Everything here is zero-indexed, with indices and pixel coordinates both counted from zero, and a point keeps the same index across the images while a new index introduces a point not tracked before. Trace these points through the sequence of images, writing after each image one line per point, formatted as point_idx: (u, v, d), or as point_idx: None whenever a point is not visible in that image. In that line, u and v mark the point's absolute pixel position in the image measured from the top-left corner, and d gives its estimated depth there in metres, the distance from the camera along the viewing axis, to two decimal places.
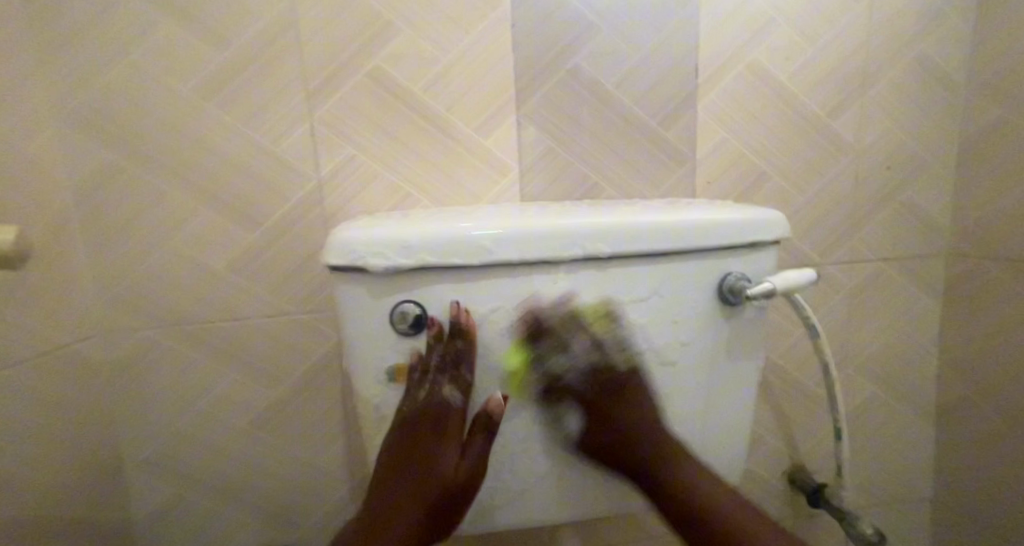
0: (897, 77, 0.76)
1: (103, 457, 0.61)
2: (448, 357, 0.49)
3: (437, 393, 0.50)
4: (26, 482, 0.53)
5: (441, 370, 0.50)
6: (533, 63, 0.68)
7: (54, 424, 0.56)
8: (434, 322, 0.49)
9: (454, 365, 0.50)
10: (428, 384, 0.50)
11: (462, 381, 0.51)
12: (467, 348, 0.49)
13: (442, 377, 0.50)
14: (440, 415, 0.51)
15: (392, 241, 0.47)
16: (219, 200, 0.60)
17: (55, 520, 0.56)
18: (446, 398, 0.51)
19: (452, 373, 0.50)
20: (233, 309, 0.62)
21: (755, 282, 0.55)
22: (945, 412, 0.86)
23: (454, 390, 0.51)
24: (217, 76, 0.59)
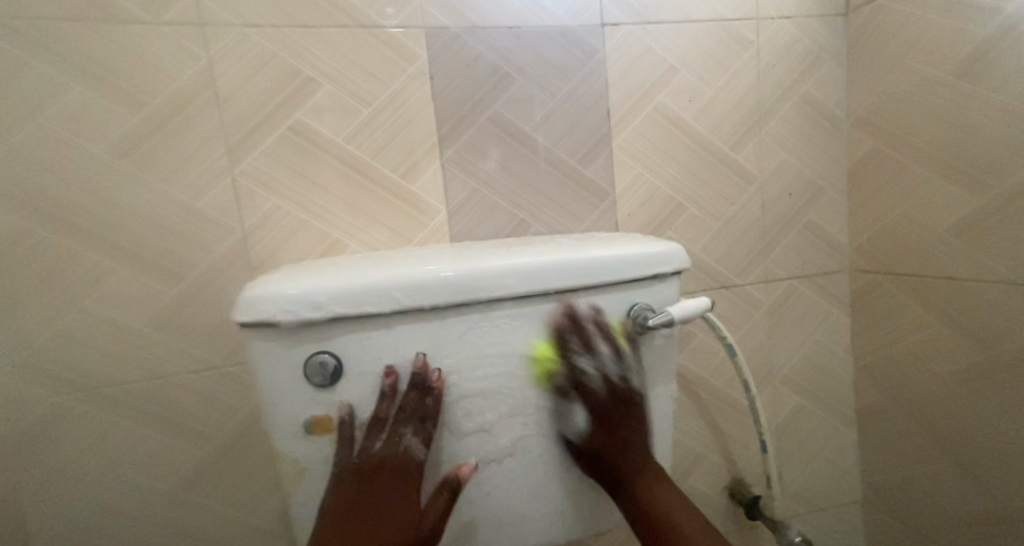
0: (788, 114, 0.84)
1: (7, 534, 0.58)
2: (410, 408, 0.48)
3: (400, 443, 0.49)
4: None
5: (407, 422, 0.49)
6: (455, 110, 0.71)
7: None
8: (392, 372, 0.48)
9: (422, 418, 0.49)
10: (392, 436, 0.49)
11: (427, 434, 0.50)
12: (431, 398, 0.49)
13: (407, 429, 0.49)
14: (401, 468, 0.49)
15: (298, 296, 0.45)
16: (138, 255, 0.61)
17: None
18: (409, 451, 0.49)
19: (418, 427, 0.49)
20: (155, 363, 0.62)
21: (658, 312, 0.54)
22: (864, 418, 0.91)
23: (418, 444, 0.50)
24: (134, 135, 0.60)
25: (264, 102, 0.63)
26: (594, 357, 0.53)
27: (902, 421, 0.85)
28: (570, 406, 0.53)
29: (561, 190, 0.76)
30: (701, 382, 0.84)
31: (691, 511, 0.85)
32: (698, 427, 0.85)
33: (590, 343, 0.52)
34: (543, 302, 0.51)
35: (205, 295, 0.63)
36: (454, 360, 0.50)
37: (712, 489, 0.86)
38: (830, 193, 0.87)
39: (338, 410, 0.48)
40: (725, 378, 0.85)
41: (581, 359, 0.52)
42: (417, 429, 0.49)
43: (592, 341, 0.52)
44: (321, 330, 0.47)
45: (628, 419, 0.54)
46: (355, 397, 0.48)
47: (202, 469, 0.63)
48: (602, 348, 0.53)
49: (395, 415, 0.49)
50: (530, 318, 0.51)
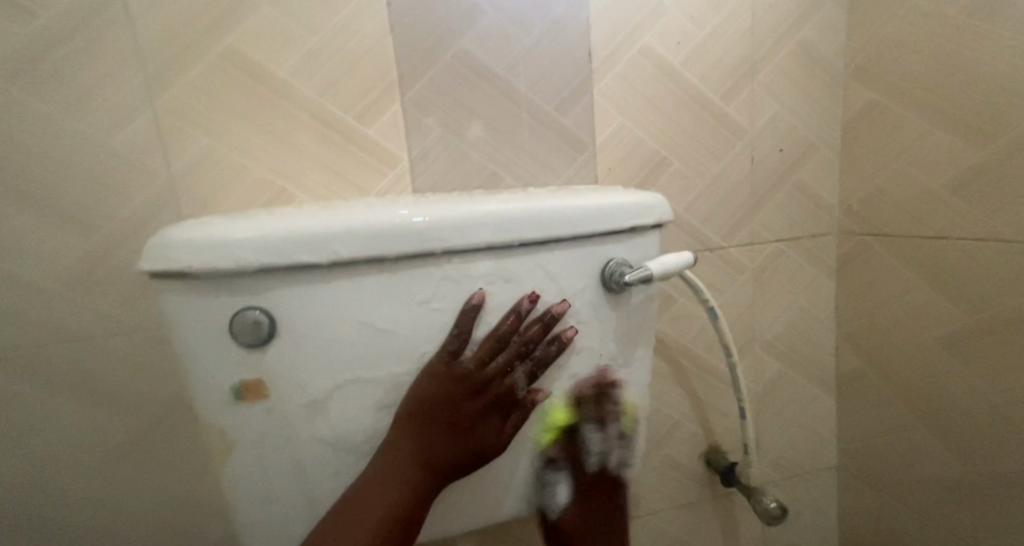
0: (783, 61, 0.77)
1: None
2: (534, 346, 0.45)
3: (509, 374, 0.45)
4: None
5: (528, 357, 0.45)
6: (414, 44, 0.63)
7: None
8: (535, 297, 0.45)
9: (539, 357, 0.46)
10: (508, 364, 0.45)
11: (534, 379, 0.46)
12: (553, 344, 0.46)
13: (521, 364, 0.45)
14: (495, 402, 0.45)
15: (217, 244, 0.38)
16: (44, 200, 0.53)
17: None
18: (511, 384, 0.45)
19: (532, 367, 0.46)
20: (71, 323, 0.55)
21: (636, 267, 0.47)
22: (845, 385, 0.88)
23: (522, 383, 0.46)
24: (31, 59, 0.51)
25: (189, 27, 0.55)
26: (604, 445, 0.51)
27: (886, 389, 0.81)
28: (558, 477, 0.51)
29: (535, 139, 0.69)
30: (682, 348, 0.79)
31: (669, 480, 0.82)
32: (676, 395, 0.80)
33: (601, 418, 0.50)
34: (511, 255, 0.44)
35: (129, 247, 0.55)
36: (416, 324, 0.42)
37: (689, 459, 0.82)
38: (823, 151, 0.81)
39: (474, 297, 0.43)
40: (707, 345, 0.80)
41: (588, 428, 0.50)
42: (533, 368, 0.46)
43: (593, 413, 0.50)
44: (246, 285, 0.39)
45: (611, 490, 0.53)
46: (292, 364, 0.40)
47: (132, 438, 0.57)
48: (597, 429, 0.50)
49: (516, 348, 0.45)
50: (499, 273, 0.44)
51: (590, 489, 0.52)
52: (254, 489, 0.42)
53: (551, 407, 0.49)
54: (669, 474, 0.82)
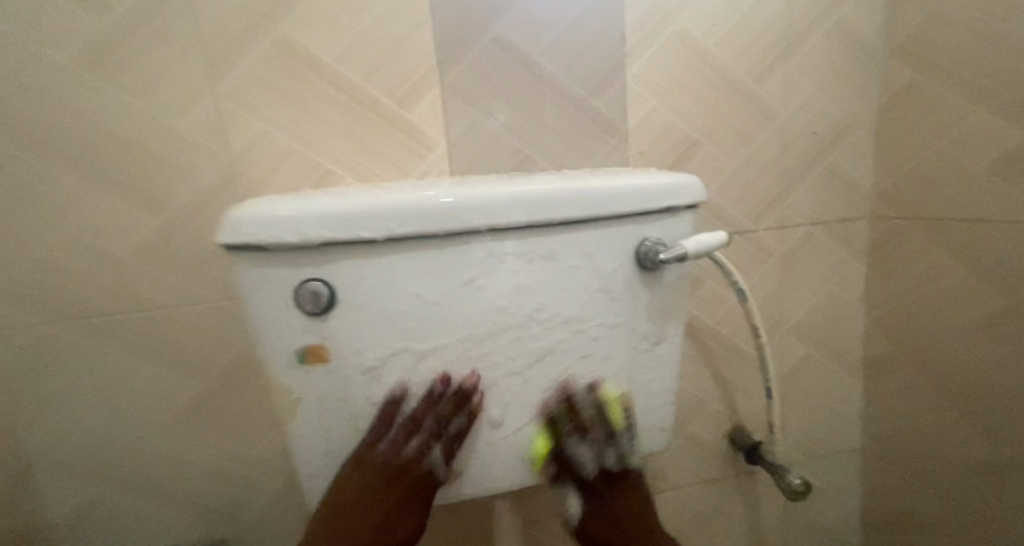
0: (818, 43, 0.77)
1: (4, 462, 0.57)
2: (447, 425, 0.46)
3: (425, 455, 0.46)
4: None
5: (442, 435, 0.46)
6: (455, 29, 0.65)
7: None
8: (445, 378, 0.46)
9: (454, 433, 0.47)
10: (421, 444, 0.46)
11: (453, 453, 0.47)
12: (469, 422, 0.46)
13: (436, 442, 0.46)
14: (416, 482, 0.47)
15: (285, 219, 0.41)
16: (114, 180, 0.57)
17: None
18: (429, 464, 0.47)
19: (448, 443, 0.47)
20: (141, 295, 0.59)
21: (670, 246, 0.49)
22: (872, 368, 0.88)
23: (440, 461, 0.47)
24: (103, 48, 0.55)
25: (246, 15, 0.58)
26: (598, 450, 0.50)
27: (916, 372, 0.82)
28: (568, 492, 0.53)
29: (569, 123, 0.71)
30: (710, 328, 0.81)
31: (694, 456, 0.84)
32: (703, 374, 0.82)
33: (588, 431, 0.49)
34: (553, 232, 0.46)
35: (192, 226, 0.60)
36: (464, 296, 0.45)
37: (715, 437, 0.84)
38: (856, 133, 0.81)
39: (394, 390, 0.45)
40: (735, 326, 0.82)
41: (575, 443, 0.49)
42: (448, 445, 0.47)
43: (579, 426, 0.49)
44: (308, 256, 0.42)
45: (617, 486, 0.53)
46: (349, 331, 0.44)
47: (195, 402, 0.62)
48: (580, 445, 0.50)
49: (430, 427, 0.46)
50: (542, 250, 0.46)
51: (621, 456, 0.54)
52: (315, 446, 0.46)
53: (530, 444, 0.49)
54: (695, 451, 0.84)
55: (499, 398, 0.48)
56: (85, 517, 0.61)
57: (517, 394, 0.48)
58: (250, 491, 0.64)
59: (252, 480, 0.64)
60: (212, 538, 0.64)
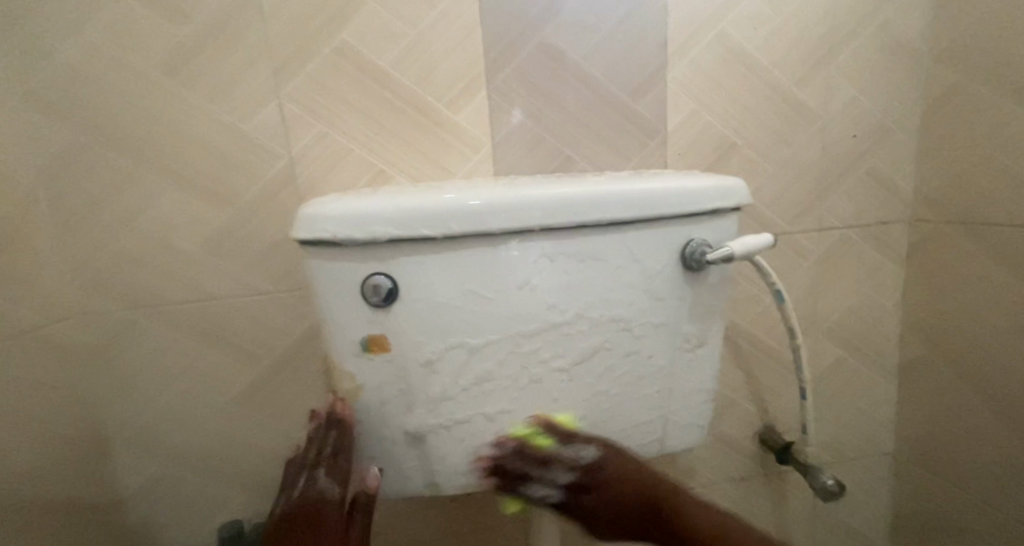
0: (861, 47, 0.78)
1: (93, 433, 0.62)
2: (324, 445, 0.47)
3: (310, 482, 0.44)
4: (27, 456, 0.54)
5: (321, 459, 0.45)
6: (503, 35, 0.68)
7: (46, 403, 0.57)
8: (317, 415, 0.51)
9: (331, 450, 0.46)
10: (306, 479, 0.45)
11: (339, 469, 0.45)
12: (340, 432, 0.47)
13: (319, 468, 0.45)
14: (316, 516, 0.42)
15: (356, 217, 0.44)
16: (185, 177, 0.61)
17: (52, 498, 0.57)
18: (318, 489, 0.43)
19: (331, 467, 0.45)
20: (207, 286, 0.63)
21: (716, 247, 0.51)
22: (907, 372, 0.88)
23: (328, 482, 0.44)
24: (180, 54, 0.59)
25: (309, 22, 0.61)
26: (546, 479, 0.44)
27: (953, 377, 0.82)
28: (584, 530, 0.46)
29: (609, 125, 0.73)
30: (744, 328, 0.82)
31: (725, 454, 0.85)
32: (736, 374, 0.83)
33: (523, 474, 0.45)
34: (604, 233, 0.48)
35: (254, 221, 0.63)
36: (519, 293, 0.47)
37: (745, 436, 0.85)
38: (898, 136, 0.82)
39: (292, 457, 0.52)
40: (770, 327, 0.83)
41: (529, 489, 0.45)
42: (330, 465, 0.45)
43: (517, 472, 0.45)
44: (375, 252, 0.45)
45: (611, 494, 0.44)
46: (410, 323, 0.46)
47: (255, 387, 0.66)
48: (534, 486, 0.45)
49: (314, 458, 0.47)
50: (592, 249, 0.48)
51: (661, 450, 0.56)
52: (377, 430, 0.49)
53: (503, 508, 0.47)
54: (725, 449, 0.85)
55: (547, 390, 0.50)
56: (156, 489, 0.66)
57: (564, 391, 0.50)
58: None
59: None
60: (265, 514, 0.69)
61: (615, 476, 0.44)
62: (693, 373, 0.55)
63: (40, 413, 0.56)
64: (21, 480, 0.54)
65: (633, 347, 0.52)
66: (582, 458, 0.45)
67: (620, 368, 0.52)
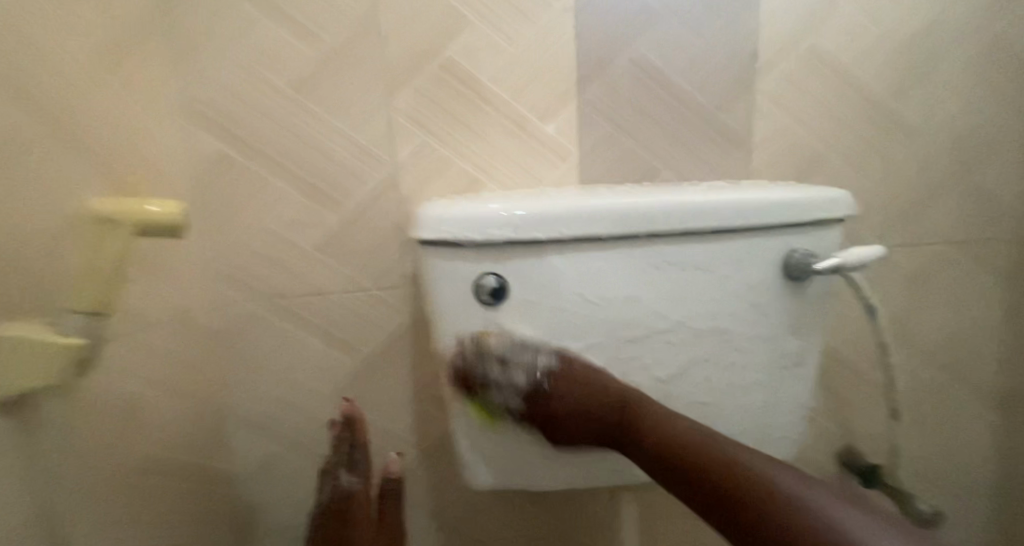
0: (965, 57, 0.75)
1: (216, 414, 0.68)
2: (343, 448, 0.60)
3: (337, 481, 0.60)
4: (178, 429, 0.60)
5: (341, 462, 0.60)
6: (599, 49, 0.70)
7: (190, 381, 0.62)
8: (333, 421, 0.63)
9: (348, 448, 0.60)
10: (332, 479, 0.60)
11: (354, 468, 0.60)
12: (354, 435, 0.60)
13: (339, 469, 0.60)
14: (346, 504, 0.59)
15: (474, 218, 0.47)
16: (302, 179, 0.66)
17: (193, 470, 0.62)
18: (343, 487, 0.59)
19: (349, 464, 0.60)
20: (315, 282, 0.68)
21: (821, 258, 0.51)
22: (1006, 399, 0.84)
23: (348, 482, 0.59)
24: (303, 67, 0.64)
25: (419, 39, 0.66)
26: (504, 382, 0.48)
27: None
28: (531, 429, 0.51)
29: (697, 136, 0.74)
30: (832, 344, 0.80)
31: (804, 472, 0.83)
32: (821, 391, 0.81)
33: (484, 375, 0.48)
34: (707, 240, 0.49)
35: (361, 223, 0.68)
36: (622, 296, 0.49)
37: (827, 455, 0.83)
38: (1002, 151, 0.78)
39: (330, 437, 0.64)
40: (862, 344, 0.80)
41: (488, 393, 0.49)
42: (349, 466, 0.59)
43: (479, 374, 0.48)
44: (489, 254, 0.48)
45: (569, 395, 0.48)
46: (516, 321, 0.49)
47: (354, 378, 0.71)
48: (493, 388, 0.48)
49: (334, 460, 0.61)
50: (696, 256, 0.49)
51: None
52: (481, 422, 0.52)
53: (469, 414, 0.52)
54: (805, 467, 0.83)
55: (642, 393, 0.51)
56: (260, 469, 0.71)
57: (659, 393, 0.51)
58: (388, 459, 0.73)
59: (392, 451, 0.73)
60: None
61: (568, 384, 0.48)
62: (790, 386, 0.54)
63: (188, 394, 0.62)
64: (173, 452, 0.59)
65: (733, 355, 0.52)
66: (539, 365, 0.48)
67: (718, 375, 0.52)
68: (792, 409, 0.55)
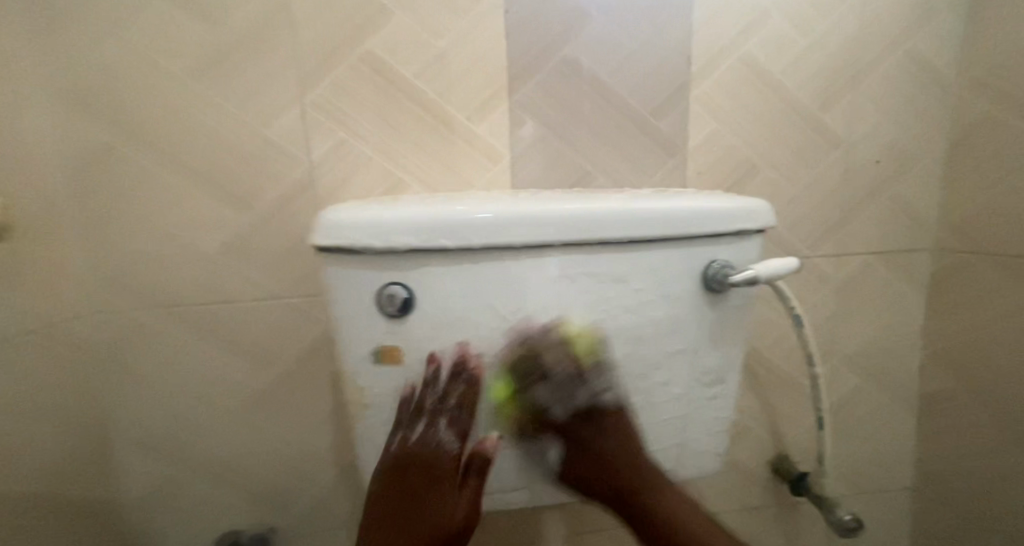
0: (888, 72, 0.77)
1: (96, 435, 0.62)
2: (449, 398, 0.46)
3: (431, 432, 0.46)
4: (30, 458, 0.54)
5: (445, 412, 0.46)
6: (529, 49, 0.68)
7: (50, 403, 0.57)
8: (432, 357, 0.46)
9: (454, 403, 0.46)
10: (427, 424, 0.46)
11: (460, 427, 0.47)
12: (467, 391, 0.46)
13: (439, 417, 0.46)
14: (433, 466, 0.46)
15: (375, 225, 0.43)
16: (206, 178, 0.62)
17: (56, 499, 0.57)
18: (438, 441, 0.46)
19: (452, 417, 0.46)
20: (220, 288, 0.63)
21: (739, 270, 0.50)
22: (928, 404, 0.86)
23: (449, 440, 0.46)
24: (205, 56, 0.60)
25: (336, 30, 0.62)
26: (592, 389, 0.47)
27: (976, 411, 0.79)
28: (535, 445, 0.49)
29: (631, 142, 0.73)
30: (761, 353, 0.80)
31: (735, 481, 0.83)
32: (751, 400, 0.81)
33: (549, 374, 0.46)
34: (624, 250, 0.47)
35: (273, 226, 0.64)
36: (534, 308, 0.47)
37: (757, 463, 0.83)
38: (924, 164, 0.80)
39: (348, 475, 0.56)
40: (788, 353, 0.81)
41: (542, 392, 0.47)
42: (454, 421, 0.46)
43: (559, 375, 0.46)
44: (393, 262, 0.45)
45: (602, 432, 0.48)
46: (423, 334, 0.46)
47: (264, 391, 0.66)
48: (580, 390, 0.47)
49: (432, 405, 0.46)
50: (612, 268, 0.47)
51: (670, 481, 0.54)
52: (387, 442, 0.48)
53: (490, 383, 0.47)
54: (736, 475, 0.83)
55: None
56: (157, 493, 0.66)
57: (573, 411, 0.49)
58: (303, 478, 0.68)
59: (309, 469, 0.68)
60: (268, 522, 0.68)
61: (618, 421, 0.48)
62: (705, 402, 0.53)
63: (51, 415, 0.57)
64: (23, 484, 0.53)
65: (650, 370, 0.50)
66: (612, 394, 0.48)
67: (633, 391, 0.50)
68: (710, 427, 0.54)
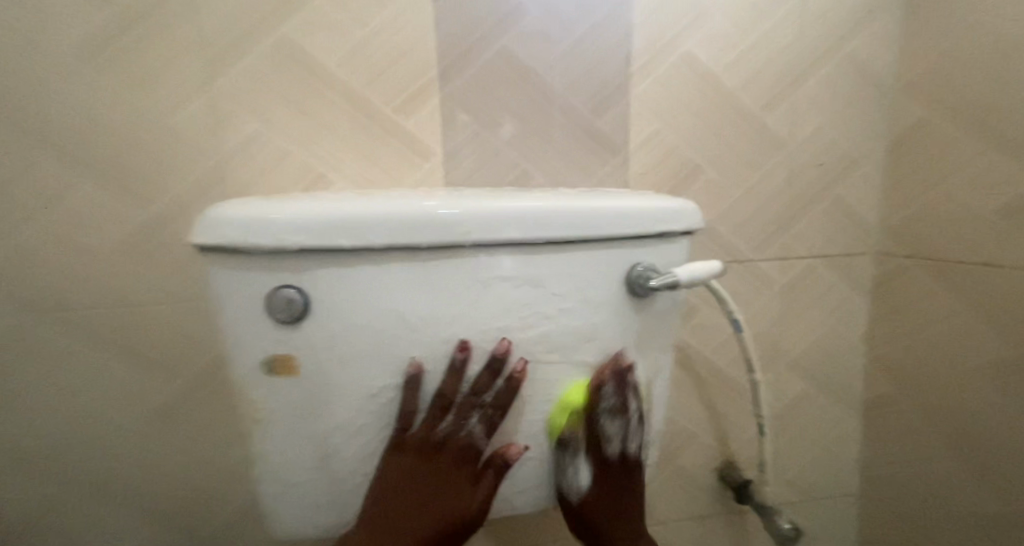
0: (829, 74, 0.76)
1: None
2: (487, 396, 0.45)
3: (461, 425, 0.45)
4: None
5: (480, 409, 0.45)
6: (459, 40, 0.64)
7: None
8: (464, 346, 0.44)
9: (491, 402, 0.45)
10: (461, 417, 0.45)
11: (492, 423, 0.45)
12: (507, 391, 0.45)
13: (471, 412, 0.45)
14: (458, 458, 0.45)
15: (263, 222, 0.39)
16: (98, 169, 0.56)
17: None
18: (468, 435, 0.45)
19: (487, 416, 0.45)
20: (116, 290, 0.58)
21: (663, 274, 0.48)
22: (871, 408, 0.85)
23: (479, 434, 0.45)
24: (96, 38, 0.55)
25: (246, 15, 0.57)
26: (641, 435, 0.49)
27: (914, 414, 0.79)
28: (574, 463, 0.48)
29: (569, 141, 0.70)
30: (704, 358, 0.78)
31: (680, 491, 0.81)
32: (695, 407, 0.79)
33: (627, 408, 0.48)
34: (542, 252, 0.44)
35: (177, 223, 0.58)
36: (445, 313, 0.43)
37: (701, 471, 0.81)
38: (864, 168, 0.80)
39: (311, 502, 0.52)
40: (731, 358, 0.79)
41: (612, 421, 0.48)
42: (488, 420, 0.45)
43: (626, 407, 0.48)
44: (285, 263, 0.40)
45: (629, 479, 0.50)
46: (320, 342, 0.42)
47: (167, 403, 0.60)
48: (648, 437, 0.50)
49: (464, 400, 0.45)
50: (529, 270, 0.44)
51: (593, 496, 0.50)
52: (284, 461, 0.44)
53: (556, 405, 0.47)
54: (680, 484, 0.81)
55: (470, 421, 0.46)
56: (40, 518, 0.59)
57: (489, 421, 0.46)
58: (214, 497, 0.63)
59: (220, 486, 0.63)
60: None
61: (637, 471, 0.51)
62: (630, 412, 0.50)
63: None
64: None
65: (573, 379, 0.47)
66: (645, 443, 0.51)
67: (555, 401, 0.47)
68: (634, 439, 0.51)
